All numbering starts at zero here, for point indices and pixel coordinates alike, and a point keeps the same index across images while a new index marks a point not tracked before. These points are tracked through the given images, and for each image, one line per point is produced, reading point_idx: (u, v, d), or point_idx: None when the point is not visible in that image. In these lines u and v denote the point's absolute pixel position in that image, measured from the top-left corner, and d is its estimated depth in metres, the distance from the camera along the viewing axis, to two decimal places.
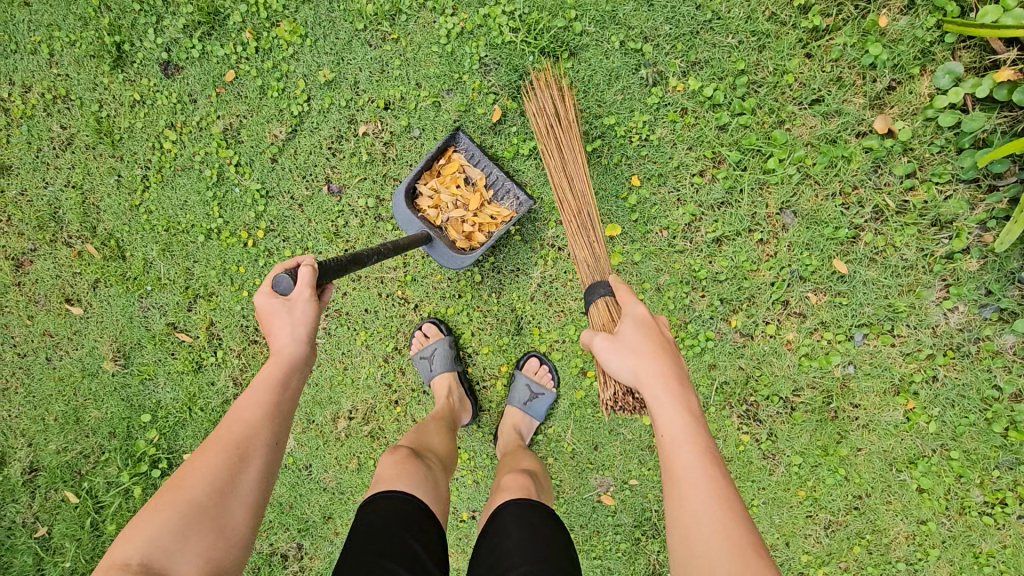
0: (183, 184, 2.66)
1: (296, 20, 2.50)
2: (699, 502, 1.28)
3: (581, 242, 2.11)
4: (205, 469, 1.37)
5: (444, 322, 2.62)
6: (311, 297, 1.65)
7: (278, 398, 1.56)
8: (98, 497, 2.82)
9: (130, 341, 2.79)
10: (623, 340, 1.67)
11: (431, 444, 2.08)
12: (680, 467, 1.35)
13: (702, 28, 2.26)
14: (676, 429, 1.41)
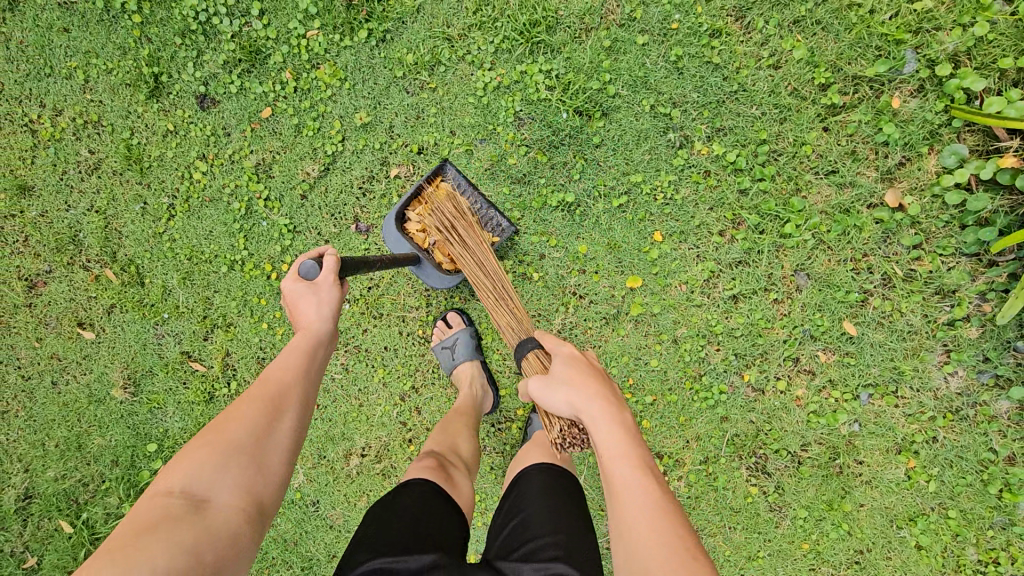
0: (210, 215, 2.68)
1: (336, 64, 2.58)
2: (634, 507, 1.32)
3: (501, 312, 2.17)
4: (245, 414, 1.37)
5: (463, 312, 2.63)
6: (335, 281, 1.66)
7: (308, 362, 1.56)
8: (95, 527, 2.74)
9: (142, 368, 2.76)
10: (555, 378, 1.71)
11: (458, 447, 2.10)
12: (619, 483, 1.38)
13: (728, 98, 2.40)
14: (613, 445, 1.46)
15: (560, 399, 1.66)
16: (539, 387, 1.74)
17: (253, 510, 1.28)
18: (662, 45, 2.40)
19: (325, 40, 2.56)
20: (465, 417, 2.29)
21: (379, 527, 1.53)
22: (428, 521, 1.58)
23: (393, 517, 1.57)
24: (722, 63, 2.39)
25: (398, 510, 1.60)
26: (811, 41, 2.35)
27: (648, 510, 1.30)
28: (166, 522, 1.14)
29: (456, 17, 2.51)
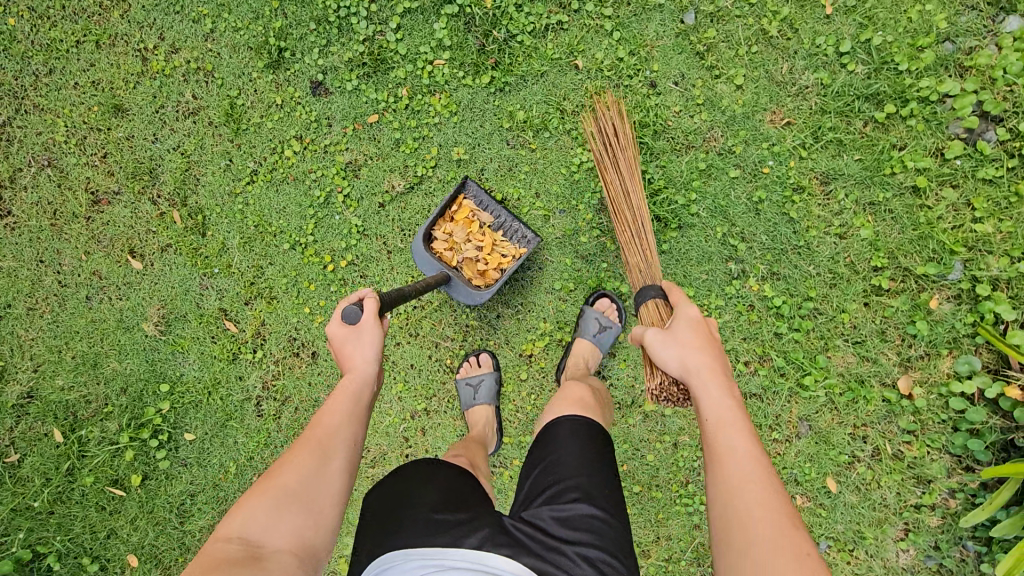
0: (288, 192, 2.78)
1: (452, 96, 2.69)
2: (744, 468, 1.50)
3: (633, 251, 2.29)
4: (295, 464, 1.46)
5: (491, 351, 2.76)
6: (376, 324, 1.68)
7: (355, 403, 1.62)
8: (87, 444, 2.86)
9: (178, 311, 2.86)
10: (672, 335, 1.88)
11: (477, 462, 2.30)
12: (724, 448, 1.56)
13: (792, 249, 2.55)
14: (720, 415, 1.63)
15: (673, 356, 1.84)
16: (656, 337, 1.92)
17: (303, 553, 1.38)
18: (750, 184, 2.54)
19: (448, 72, 2.67)
20: (475, 444, 2.45)
21: (413, 491, 1.62)
22: (455, 486, 1.70)
23: (422, 480, 1.66)
24: (798, 217, 2.54)
25: (421, 473, 1.69)
26: (879, 225, 2.52)
27: (752, 478, 1.48)
28: (223, 566, 1.26)
29: (574, 92, 2.63)
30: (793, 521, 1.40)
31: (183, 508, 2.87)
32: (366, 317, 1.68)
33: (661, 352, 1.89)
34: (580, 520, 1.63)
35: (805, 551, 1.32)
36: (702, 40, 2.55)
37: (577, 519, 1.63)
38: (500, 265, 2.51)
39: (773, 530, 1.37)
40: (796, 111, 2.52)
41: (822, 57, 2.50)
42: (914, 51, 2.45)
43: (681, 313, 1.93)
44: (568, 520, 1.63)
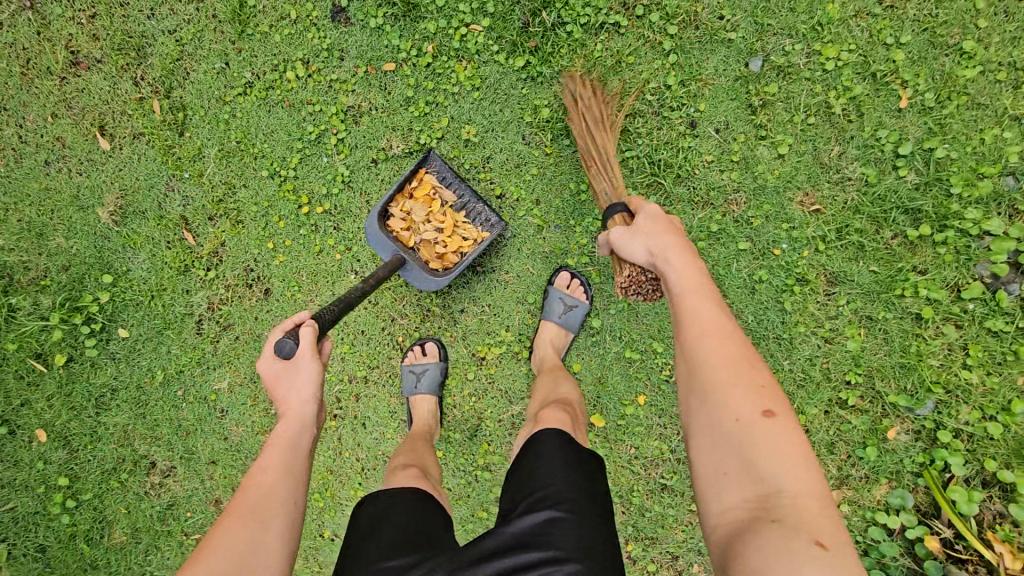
0: (280, 116, 2.59)
1: (478, 69, 2.47)
2: (703, 320, 1.46)
3: (600, 179, 2.14)
4: (228, 538, 1.32)
5: (439, 341, 2.65)
6: (314, 358, 1.58)
7: (290, 455, 1.52)
8: (16, 311, 2.75)
9: (138, 205, 2.70)
10: (633, 227, 1.76)
11: (426, 464, 2.16)
12: (686, 311, 1.49)
13: (775, 336, 2.40)
14: (684, 282, 1.55)
15: (640, 246, 1.71)
16: (620, 236, 1.78)
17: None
18: (756, 260, 2.38)
19: (482, 42, 2.45)
20: (423, 440, 2.38)
21: (369, 540, 1.51)
22: (417, 523, 1.57)
23: (381, 524, 1.55)
24: (793, 308, 2.38)
25: (379, 512, 1.61)
26: (868, 340, 2.38)
27: (713, 335, 1.42)
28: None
29: (608, 105, 2.42)
30: (753, 365, 1.37)
31: (101, 401, 2.82)
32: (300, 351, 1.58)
33: (626, 249, 1.76)
34: (553, 532, 1.37)
35: (762, 388, 1.32)
36: (759, 93, 2.34)
37: (550, 533, 1.37)
38: (459, 249, 2.39)
39: (739, 376, 1.34)
40: (830, 200, 2.35)
41: (876, 152, 2.31)
42: (972, 176, 2.27)
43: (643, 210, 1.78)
44: (540, 535, 1.38)
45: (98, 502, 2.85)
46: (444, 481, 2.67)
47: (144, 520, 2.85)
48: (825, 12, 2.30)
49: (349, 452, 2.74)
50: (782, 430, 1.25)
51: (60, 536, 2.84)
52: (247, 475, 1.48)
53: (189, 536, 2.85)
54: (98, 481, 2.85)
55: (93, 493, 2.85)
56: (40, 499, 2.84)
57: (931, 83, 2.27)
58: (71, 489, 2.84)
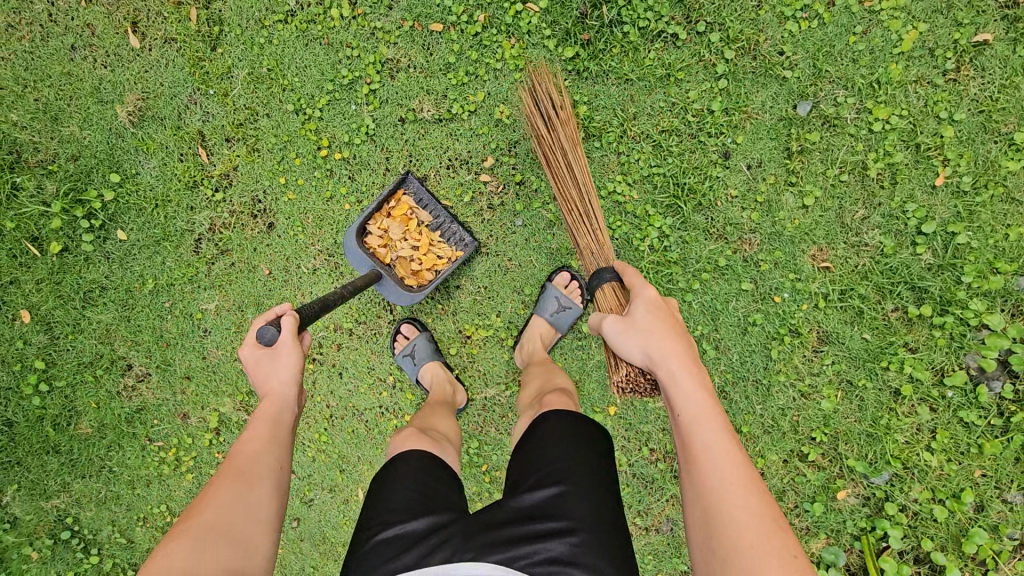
0: (316, 54, 2.55)
1: (524, 49, 2.41)
2: (716, 466, 1.35)
3: (584, 231, 2.17)
4: (218, 495, 1.40)
5: (417, 317, 2.70)
6: (295, 344, 1.71)
7: (275, 429, 1.62)
8: (19, 190, 2.75)
9: (157, 112, 2.68)
10: (631, 322, 1.77)
11: (438, 424, 2.05)
12: (698, 445, 1.41)
13: (756, 379, 2.43)
14: (693, 408, 1.48)
15: (637, 349, 1.72)
16: (617, 330, 1.81)
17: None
18: (754, 303, 2.39)
19: (534, 23, 2.39)
20: (441, 404, 2.28)
21: (376, 495, 1.45)
22: (426, 478, 1.49)
23: (389, 480, 1.49)
24: (779, 357, 2.40)
25: (383, 475, 1.52)
26: (842, 403, 2.41)
27: (729, 482, 1.32)
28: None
29: (647, 116, 2.37)
30: (777, 521, 1.26)
31: (88, 296, 2.84)
32: (282, 339, 1.71)
33: (626, 345, 1.77)
34: (563, 505, 1.31)
35: (793, 555, 1.19)
36: (799, 138, 2.31)
37: (559, 507, 1.31)
38: (434, 267, 2.45)
39: (763, 530, 1.23)
40: (840, 260, 2.35)
41: (899, 224, 2.30)
42: (987, 268, 2.26)
43: (638, 297, 1.81)
44: (551, 508, 1.32)
45: (70, 391, 2.91)
46: None
47: (112, 418, 2.92)
48: (887, 71, 2.24)
49: (321, 398, 2.81)
50: None
51: (28, 415, 2.91)
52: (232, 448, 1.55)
53: (153, 442, 2.92)
54: (73, 371, 2.90)
55: (66, 382, 2.90)
56: (13, 376, 2.89)
57: (973, 167, 2.24)
58: (46, 374, 2.89)
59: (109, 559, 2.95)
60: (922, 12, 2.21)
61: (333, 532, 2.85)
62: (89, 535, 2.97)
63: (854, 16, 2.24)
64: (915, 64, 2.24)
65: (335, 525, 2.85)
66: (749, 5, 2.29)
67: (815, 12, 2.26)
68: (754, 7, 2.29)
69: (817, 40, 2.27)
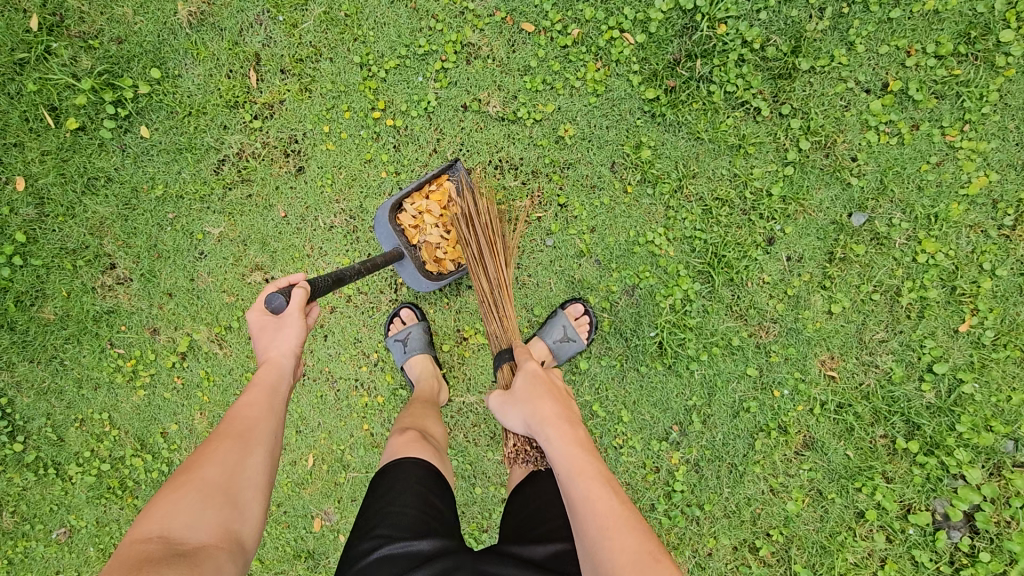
0: (398, 15, 2.45)
1: (608, 77, 2.35)
2: (589, 518, 1.35)
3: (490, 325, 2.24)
4: (215, 455, 1.40)
5: (417, 304, 2.67)
6: (301, 316, 1.68)
7: (273, 396, 1.61)
8: (52, 55, 2.60)
9: (219, 21, 2.56)
10: (513, 394, 1.78)
11: (431, 429, 1.99)
12: (578, 502, 1.39)
13: (732, 463, 2.42)
14: (567, 465, 1.48)
15: (519, 417, 1.73)
16: (502, 403, 1.82)
17: (235, 547, 1.30)
18: (752, 390, 2.39)
19: (626, 54, 2.32)
20: (429, 405, 2.21)
21: (378, 506, 1.49)
22: (430, 495, 1.55)
23: (395, 489, 1.53)
24: (761, 448, 2.40)
25: (384, 482, 1.57)
26: (806, 510, 2.40)
27: (603, 533, 1.30)
28: (145, 564, 1.14)
29: (705, 179, 2.34)
30: (654, 553, 1.26)
31: (91, 183, 2.71)
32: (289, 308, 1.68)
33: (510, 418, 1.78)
34: (566, 564, 1.45)
35: None
36: (845, 246, 2.30)
37: (564, 564, 1.45)
38: (459, 260, 2.41)
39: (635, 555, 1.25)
40: (846, 373, 2.36)
41: (913, 356, 2.32)
42: (981, 423, 2.29)
43: (521, 371, 1.82)
44: (554, 563, 1.45)
45: (43, 273, 2.77)
46: (371, 424, 2.75)
47: (80, 312, 2.79)
48: (947, 208, 2.23)
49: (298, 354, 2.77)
50: None
51: None
52: (231, 408, 1.54)
53: (114, 347, 2.81)
54: (52, 254, 2.76)
55: (42, 263, 2.76)
56: None
57: (998, 323, 2.26)
58: (23, 248, 2.75)
59: (33, 452, 2.83)
60: (999, 161, 2.19)
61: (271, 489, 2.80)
62: (18, 422, 2.84)
63: (933, 145, 2.21)
64: (975, 209, 2.23)
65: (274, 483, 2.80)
66: (837, 103, 2.25)
67: (898, 129, 2.22)
68: (842, 107, 2.25)
69: (891, 157, 2.24)
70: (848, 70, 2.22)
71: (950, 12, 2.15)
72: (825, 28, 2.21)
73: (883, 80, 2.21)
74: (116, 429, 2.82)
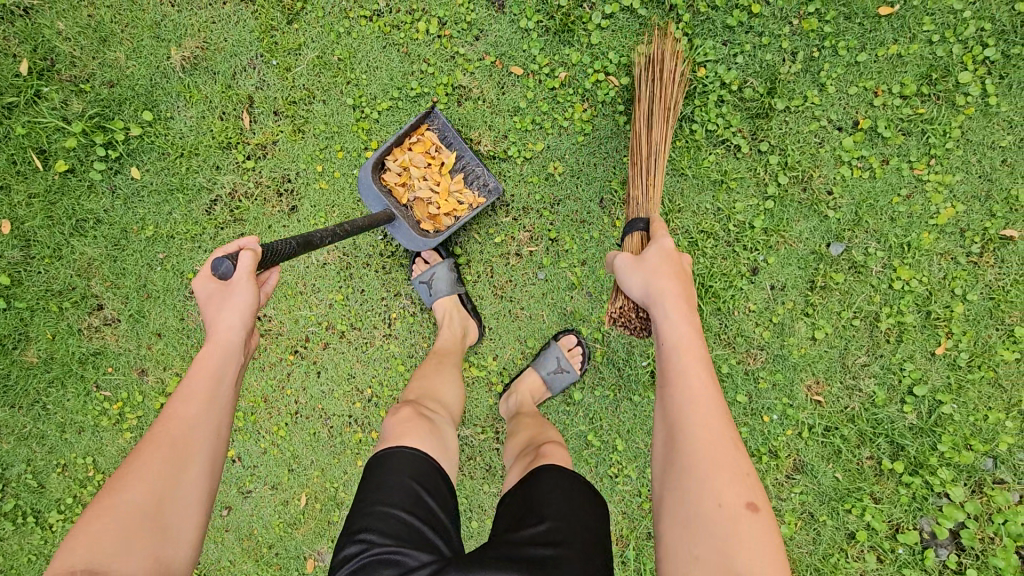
0: (390, 58, 2.51)
1: (595, 117, 2.44)
2: (687, 390, 1.49)
3: (638, 183, 2.14)
4: (147, 466, 1.32)
5: (442, 245, 2.60)
6: (252, 282, 1.58)
7: (217, 389, 1.51)
8: (41, 99, 2.61)
9: (211, 65, 2.58)
10: (643, 260, 1.85)
11: (441, 393, 2.15)
12: (677, 370, 1.54)
13: None
14: (675, 338, 1.61)
15: (637, 283, 1.82)
16: (625, 263, 1.89)
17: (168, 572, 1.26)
18: (742, 416, 2.46)
19: (612, 95, 2.41)
20: (449, 366, 2.32)
21: (369, 506, 1.55)
22: (421, 492, 1.61)
23: (386, 485, 1.59)
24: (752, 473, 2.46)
25: (378, 476, 1.62)
26: (798, 533, 2.46)
27: (698, 411, 1.44)
28: None
29: (691, 213, 2.43)
30: (735, 445, 1.40)
31: (80, 225, 2.69)
32: (236, 278, 1.56)
33: (627, 279, 1.87)
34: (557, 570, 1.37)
35: (744, 474, 1.35)
36: (825, 275, 2.40)
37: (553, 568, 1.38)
38: (453, 213, 2.41)
39: (714, 431, 1.41)
40: (831, 397, 2.44)
41: (894, 379, 2.41)
42: (962, 442, 2.38)
43: (654, 242, 1.87)
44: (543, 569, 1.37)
45: (27, 316, 2.73)
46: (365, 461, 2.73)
47: (64, 354, 2.75)
48: (919, 237, 2.35)
49: (291, 392, 2.77)
50: (759, 531, 1.27)
51: None
52: (166, 405, 1.44)
53: (99, 390, 2.76)
54: (38, 297, 2.73)
55: (26, 306, 2.73)
56: None
57: (971, 345, 2.37)
58: (7, 291, 2.72)
59: (12, 500, 2.75)
60: (963, 193, 2.32)
61: (263, 530, 2.78)
62: None
63: (902, 178, 2.34)
64: (945, 238, 2.35)
65: (266, 524, 2.78)
66: (812, 140, 2.36)
67: (870, 164, 2.35)
68: (817, 144, 2.37)
69: (864, 190, 2.36)
70: (821, 110, 2.34)
71: (913, 55, 2.28)
72: (798, 70, 2.33)
73: (854, 118, 2.34)
74: (101, 474, 2.76)
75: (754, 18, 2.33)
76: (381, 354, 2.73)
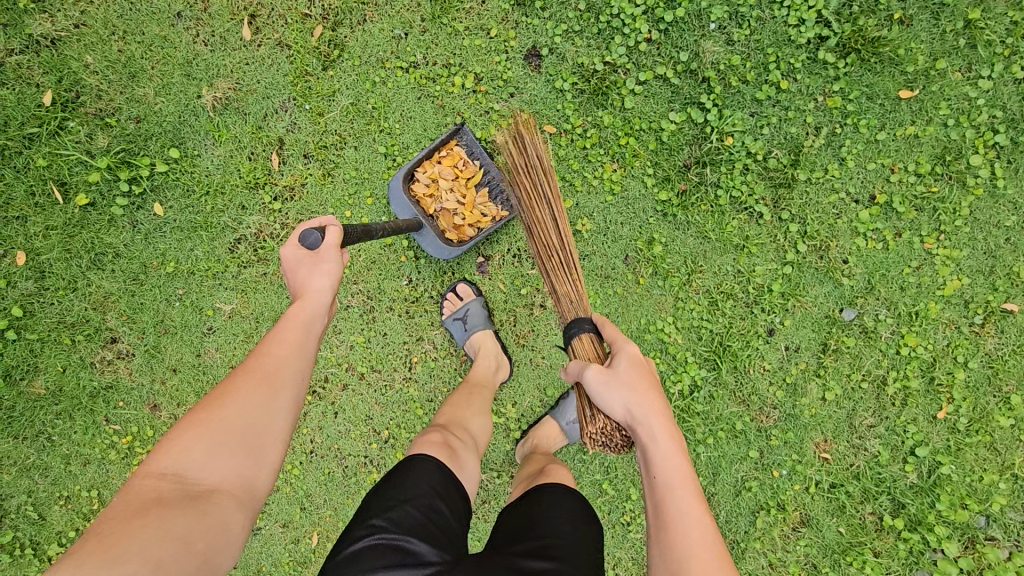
0: (425, 110, 2.54)
1: (624, 177, 2.50)
2: (685, 533, 1.36)
3: (562, 279, 2.05)
4: (240, 393, 1.39)
5: (474, 282, 2.67)
6: (338, 253, 1.63)
7: (304, 338, 1.55)
8: (64, 129, 2.58)
9: (243, 106, 2.58)
10: (612, 370, 1.67)
11: (467, 422, 2.15)
12: (674, 510, 1.40)
13: (732, 539, 2.56)
14: (669, 470, 1.46)
15: (613, 398, 1.63)
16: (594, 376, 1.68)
17: (245, 495, 1.33)
18: (753, 470, 2.55)
19: (641, 158, 2.48)
20: (476, 397, 2.33)
21: (381, 506, 1.53)
22: (437, 500, 1.59)
23: (404, 488, 1.58)
24: (761, 525, 2.55)
25: (401, 477, 1.62)
26: None
27: (699, 559, 1.31)
28: (156, 505, 1.19)
29: (712, 274, 2.51)
30: None
31: (98, 258, 2.65)
32: (324, 247, 1.62)
33: (600, 397, 1.67)
34: None
35: None
36: (837, 339, 2.51)
37: None
38: (477, 224, 2.46)
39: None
40: (838, 454, 2.55)
41: (897, 440, 2.53)
42: (958, 501, 2.50)
43: (620, 353, 1.72)
44: None
45: (37, 346, 2.68)
46: None
47: (74, 387, 2.70)
48: (926, 307, 2.47)
49: (306, 431, 2.77)
50: None
51: None
52: (261, 342, 1.51)
53: (109, 423, 2.72)
54: (49, 328, 2.68)
55: (37, 336, 2.68)
56: None
57: (970, 411, 2.50)
58: (18, 322, 2.67)
59: (11, 532, 2.70)
60: (969, 267, 2.45)
61: (271, 567, 2.77)
62: None
63: (913, 251, 2.46)
64: (950, 308, 2.47)
65: (275, 561, 2.78)
66: (830, 211, 2.47)
67: (883, 236, 2.46)
68: (835, 214, 2.47)
69: (876, 260, 2.47)
70: (840, 182, 2.45)
71: (928, 137, 2.41)
72: (821, 145, 2.44)
73: (870, 192, 2.46)
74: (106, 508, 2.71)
75: (781, 93, 2.43)
76: (400, 397, 2.74)
